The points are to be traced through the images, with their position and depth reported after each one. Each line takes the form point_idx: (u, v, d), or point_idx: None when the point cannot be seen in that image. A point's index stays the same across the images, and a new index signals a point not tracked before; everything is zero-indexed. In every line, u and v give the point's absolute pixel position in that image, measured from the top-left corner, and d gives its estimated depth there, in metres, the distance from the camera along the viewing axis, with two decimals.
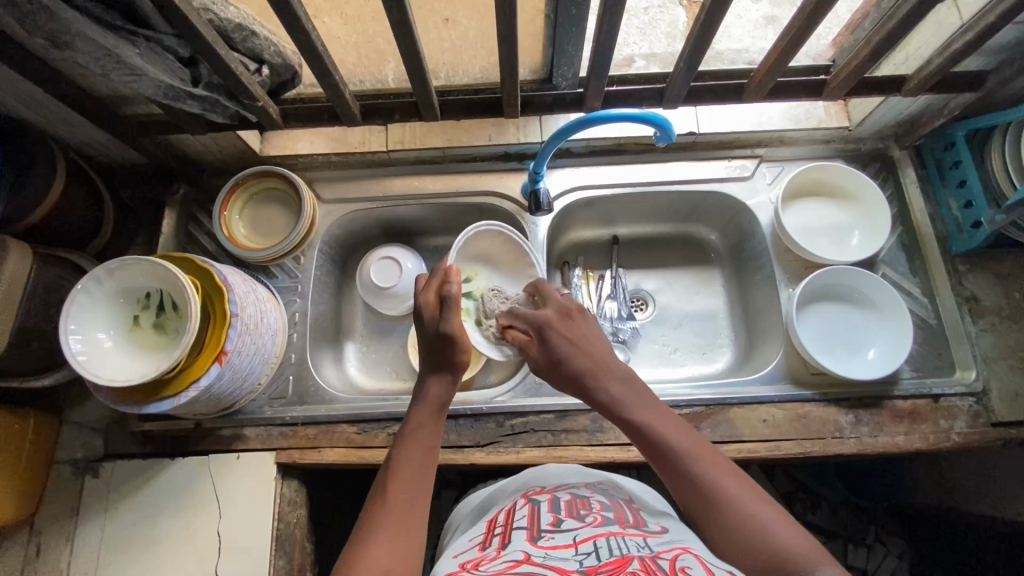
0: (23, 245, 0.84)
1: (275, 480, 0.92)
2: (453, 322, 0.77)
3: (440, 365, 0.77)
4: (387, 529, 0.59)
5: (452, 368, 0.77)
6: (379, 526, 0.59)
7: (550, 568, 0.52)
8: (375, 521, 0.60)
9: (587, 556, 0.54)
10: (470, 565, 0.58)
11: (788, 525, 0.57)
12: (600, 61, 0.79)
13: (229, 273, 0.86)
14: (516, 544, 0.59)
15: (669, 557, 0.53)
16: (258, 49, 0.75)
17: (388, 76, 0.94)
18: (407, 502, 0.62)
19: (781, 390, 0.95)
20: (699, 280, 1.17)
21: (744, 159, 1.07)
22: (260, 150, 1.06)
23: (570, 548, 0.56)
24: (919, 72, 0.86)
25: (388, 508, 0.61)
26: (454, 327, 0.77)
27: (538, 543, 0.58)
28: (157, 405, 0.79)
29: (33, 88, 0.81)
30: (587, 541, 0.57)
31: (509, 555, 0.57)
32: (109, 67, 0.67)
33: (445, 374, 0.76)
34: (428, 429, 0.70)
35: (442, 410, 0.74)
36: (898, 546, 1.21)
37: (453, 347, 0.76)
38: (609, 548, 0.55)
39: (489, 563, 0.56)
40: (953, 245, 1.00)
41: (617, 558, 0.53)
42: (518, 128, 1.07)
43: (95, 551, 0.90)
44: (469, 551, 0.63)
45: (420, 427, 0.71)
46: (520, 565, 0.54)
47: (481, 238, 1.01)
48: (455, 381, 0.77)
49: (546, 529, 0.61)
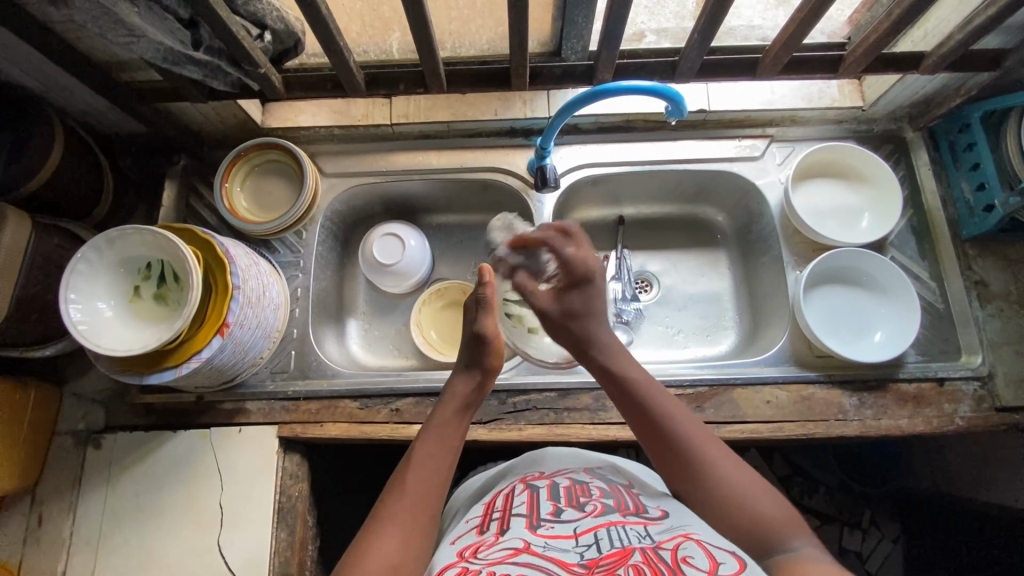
0: (21, 213, 0.83)
1: (277, 454, 0.92)
2: (489, 325, 0.76)
3: (469, 365, 0.76)
4: (400, 520, 0.60)
5: (482, 371, 0.76)
6: (392, 517, 0.61)
7: (551, 561, 0.53)
8: (388, 512, 0.61)
9: (587, 548, 0.54)
10: (468, 552, 0.58)
11: (763, 491, 0.63)
12: (611, 34, 0.78)
13: (230, 244, 0.85)
14: (515, 532, 0.59)
15: (670, 547, 0.53)
16: (261, 14, 0.73)
17: (392, 46, 0.92)
18: (423, 493, 0.63)
19: (786, 371, 0.95)
20: (704, 262, 1.16)
21: (754, 139, 1.05)
22: (261, 122, 1.04)
23: (570, 539, 0.56)
24: (938, 48, 0.84)
25: (403, 499, 0.62)
26: (488, 329, 0.76)
27: (538, 532, 0.58)
28: (158, 376, 0.78)
29: (29, 51, 0.79)
30: (587, 532, 0.57)
31: (508, 543, 0.57)
32: (107, 27, 0.67)
33: (472, 374, 0.75)
34: (452, 427, 0.70)
35: (468, 411, 0.73)
36: (894, 530, 1.21)
37: (488, 353, 0.76)
38: (609, 539, 0.55)
39: (488, 551, 0.56)
40: (963, 229, 0.98)
41: (618, 550, 0.53)
42: (525, 103, 1.05)
43: (98, 521, 0.90)
44: (467, 536, 0.63)
45: (445, 422, 0.70)
46: (520, 554, 0.54)
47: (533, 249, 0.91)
48: (484, 385, 0.75)
49: (546, 517, 0.61)
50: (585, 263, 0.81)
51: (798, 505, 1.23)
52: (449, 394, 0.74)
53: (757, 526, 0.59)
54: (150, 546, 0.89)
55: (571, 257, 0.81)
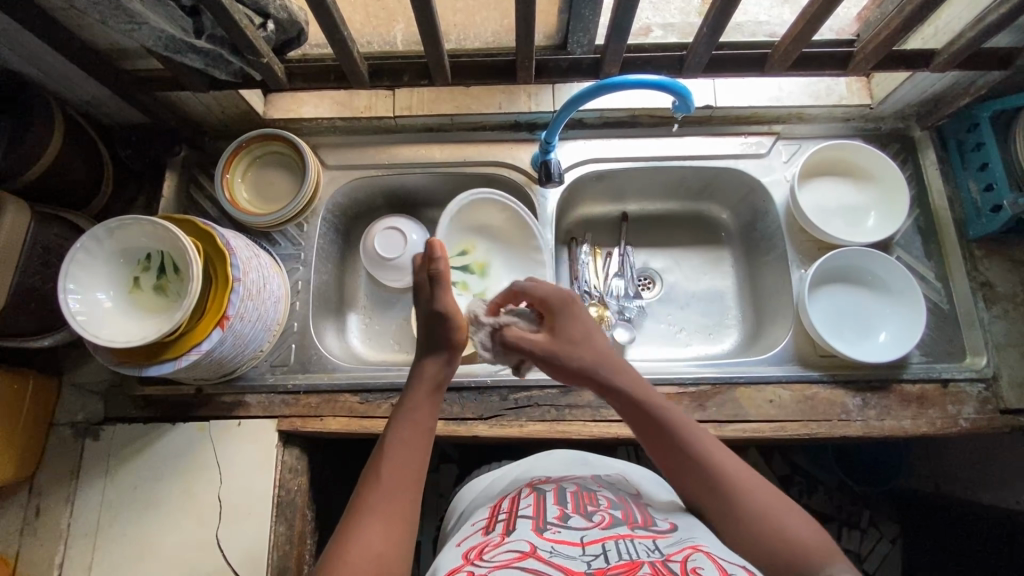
0: (20, 201, 0.82)
1: (277, 448, 0.92)
2: (448, 301, 0.73)
3: (434, 349, 0.72)
4: (380, 512, 0.59)
5: (448, 349, 0.72)
6: (370, 509, 0.59)
7: (557, 566, 0.52)
8: (368, 503, 0.60)
9: (595, 557, 0.53)
10: (473, 554, 0.57)
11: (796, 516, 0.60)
12: (619, 26, 0.76)
13: (232, 236, 0.84)
14: (522, 534, 0.58)
15: (680, 560, 0.52)
16: (264, 3, 0.72)
17: (396, 38, 0.91)
18: (400, 483, 0.61)
19: (790, 371, 0.94)
20: (708, 259, 1.15)
21: (760, 136, 1.04)
22: (264, 113, 1.03)
23: (578, 547, 0.56)
24: (949, 47, 0.83)
25: (380, 491, 0.61)
26: (447, 305, 0.72)
27: (544, 535, 0.57)
28: (158, 367, 0.78)
29: (28, 37, 0.77)
30: (594, 542, 0.56)
31: (514, 545, 0.56)
32: (108, 13, 0.64)
33: (441, 354, 0.72)
34: (423, 412, 0.67)
35: (438, 392, 0.70)
36: (891, 530, 1.21)
37: (448, 327, 0.72)
38: (618, 551, 0.54)
39: (493, 553, 0.55)
40: (970, 229, 0.97)
41: (627, 561, 0.52)
42: (530, 97, 1.04)
43: (95, 512, 0.90)
44: (472, 537, 0.62)
45: (416, 406, 0.68)
46: (527, 558, 0.53)
47: (474, 210, 1.03)
48: (452, 363, 0.72)
49: (553, 522, 0.60)
50: (562, 293, 0.74)
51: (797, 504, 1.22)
52: (420, 380, 0.70)
53: (793, 551, 0.57)
54: (148, 539, 0.88)
55: (545, 292, 0.74)
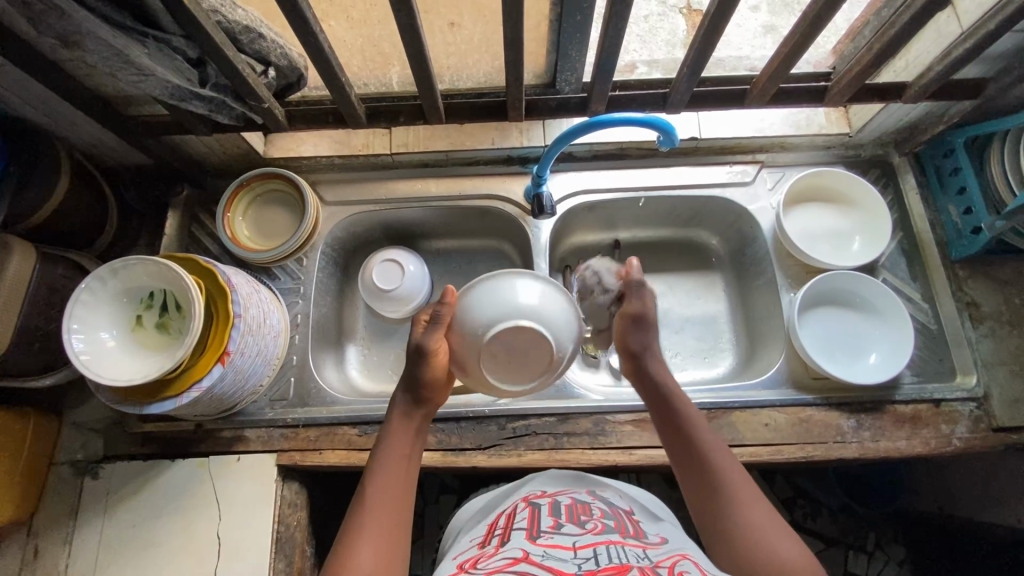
0: (26, 244, 0.84)
1: (276, 483, 0.92)
2: (436, 340, 0.71)
3: (412, 389, 0.72)
4: (372, 535, 0.60)
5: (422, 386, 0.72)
6: (362, 532, 0.60)
7: (549, 568, 0.52)
8: (359, 528, 0.60)
9: (586, 559, 0.54)
10: (468, 563, 0.58)
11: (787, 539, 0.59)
12: (603, 67, 0.80)
13: (234, 273, 0.86)
14: (516, 542, 0.58)
15: (668, 566, 0.53)
16: (265, 51, 0.75)
17: (392, 80, 0.95)
18: (388, 511, 0.62)
19: (783, 395, 0.95)
20: (700, 284, 1.17)
21: (745, 165, 1.08)
22: (264, 152, 1.06)
23: (570, 550, 0.56)
24: (919, 79, 0.87)
25: (371, 516, 0.61)
26: (432, 344, 0.71)
27: (537, 542, 0.58)
28: (158, 405, 0.79)
29: (39, 87, 0.81)
30: (586, 547, 0.57)
31: (508, 552, 0.56)
32: (118, 66, 0.69)
33: (415, 389, 0.72)
34: (405, 441, 0.69)
35: (414, 421, 0.71)
36: (898, 553, 1.20)
37: (425, 366, 0.71)
38: (608, 554, 0.55)
39: (487, 559, 0.55)
40: (953, 251, 1.00)
41: (616, 565, 0.52)
42: (522, 133, 1.08)
43: (93, 553, 0.89)
44: (468, 549, 0.63)
45: (395, 435, 0.69)
46: (519, 562, 0.53)
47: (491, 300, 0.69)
48: (423, 397, 0.72)
49: (546, 531, 0.61)
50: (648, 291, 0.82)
51: (801, 528, 1.22)
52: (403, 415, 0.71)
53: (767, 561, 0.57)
54: None
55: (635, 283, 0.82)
